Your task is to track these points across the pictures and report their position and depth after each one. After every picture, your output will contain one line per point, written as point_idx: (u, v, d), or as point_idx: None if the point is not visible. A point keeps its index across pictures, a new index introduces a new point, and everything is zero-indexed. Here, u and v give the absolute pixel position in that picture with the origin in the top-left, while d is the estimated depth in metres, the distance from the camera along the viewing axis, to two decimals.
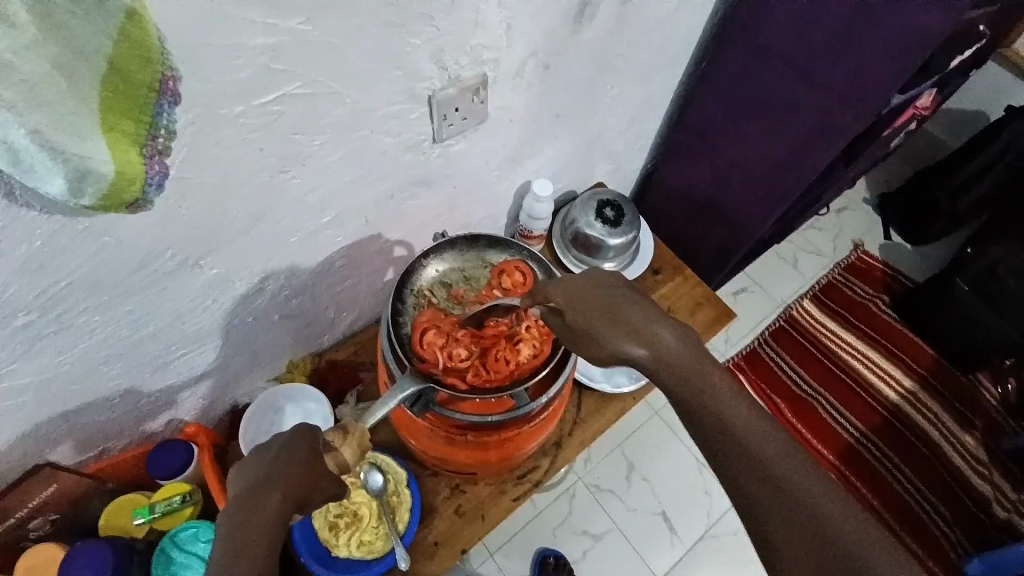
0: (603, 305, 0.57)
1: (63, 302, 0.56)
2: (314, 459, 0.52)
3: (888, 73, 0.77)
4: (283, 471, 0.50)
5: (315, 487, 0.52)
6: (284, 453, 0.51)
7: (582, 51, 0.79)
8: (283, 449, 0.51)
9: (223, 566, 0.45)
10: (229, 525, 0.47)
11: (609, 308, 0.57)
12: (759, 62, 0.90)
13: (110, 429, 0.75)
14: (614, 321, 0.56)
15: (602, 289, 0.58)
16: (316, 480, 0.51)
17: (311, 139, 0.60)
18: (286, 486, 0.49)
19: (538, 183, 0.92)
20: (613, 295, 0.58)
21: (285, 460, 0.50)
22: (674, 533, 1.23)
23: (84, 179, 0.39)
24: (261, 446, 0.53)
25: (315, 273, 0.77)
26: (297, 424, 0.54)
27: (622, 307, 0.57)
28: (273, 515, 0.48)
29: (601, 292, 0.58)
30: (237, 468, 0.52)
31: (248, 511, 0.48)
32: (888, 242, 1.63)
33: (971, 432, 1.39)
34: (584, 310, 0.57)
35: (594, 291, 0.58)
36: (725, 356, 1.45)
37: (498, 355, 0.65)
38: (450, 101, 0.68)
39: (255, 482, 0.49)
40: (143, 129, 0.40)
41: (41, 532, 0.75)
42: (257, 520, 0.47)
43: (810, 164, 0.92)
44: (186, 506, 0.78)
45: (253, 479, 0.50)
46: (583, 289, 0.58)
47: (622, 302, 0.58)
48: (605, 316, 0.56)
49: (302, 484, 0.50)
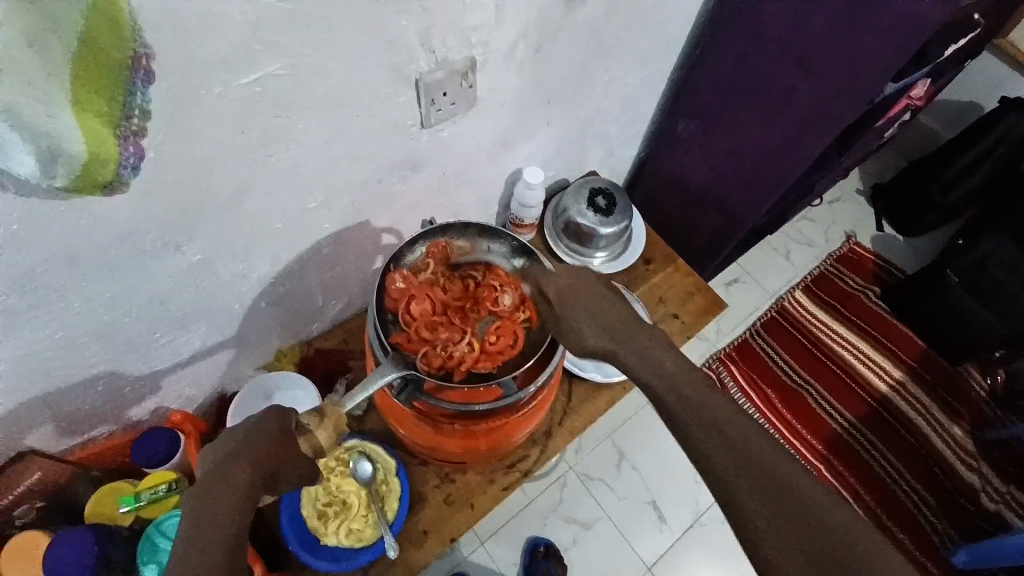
0: (590, 302, 0.57)
1: (44, 286, 0.55)
2: (286, 434, 0.52)
3: (886, 58, 0.75)
4: (253, 444, 0.49)
5: (287, 460, 0.52)
6: (254, 427, 0.51)
7: (574, 34, 0.78)
8: (254, 425, 0.51)
9: (186, 538, 0.45)
10: (195, 497, 0.47)
11: (597, 304, 0.57)
12: (753, 45, 0.88)
13: (94, 414, 0.74)
14: (594, 317, 0.56)
15: (590, 287, 0.59)
16: (288, 454, 0.52)
17: (295, 121, 0.59)
18: (256, 460, 0.49)
19: (529, 170, 0.92)
20: (596, 292, 0.58)
21: (257, 432, 0.50)
22: (663, 521, 1.24)
23: (55, 159, 0.38)
24: (231, 423, 0.53)
25: (301, 260, 0.76)
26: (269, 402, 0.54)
27: (610, 308, 0.57)
28: (243, 486, 0.48)
29: (588, 286, 0.59)
30: (208, 444, 0.52)
31: (214, 483, 0.47)
32: (880, 233, 1.64)
33: (958, 423, 1.41)
34: (575, 303, 0.57)
35: (583, 286, 0.59)
36: (716, 345, 1.45)
37: (463, 357, 0.65)
38: (438, 84, 0.66)
39: (224, 455, 0.49)
40: (115, 108, 0.39)
41: (27, 518, 0.74)
42: (223, 490, 0.47)
43: (800, 154, 0.92)
44: (172, 494, 0.76)
45: (223, 454, 0.50)
46: (574, 285, 0.59)
47: (601, 298, 0.58)
48: (592, 313, 0.56)
49: (273, 456, 0.50)
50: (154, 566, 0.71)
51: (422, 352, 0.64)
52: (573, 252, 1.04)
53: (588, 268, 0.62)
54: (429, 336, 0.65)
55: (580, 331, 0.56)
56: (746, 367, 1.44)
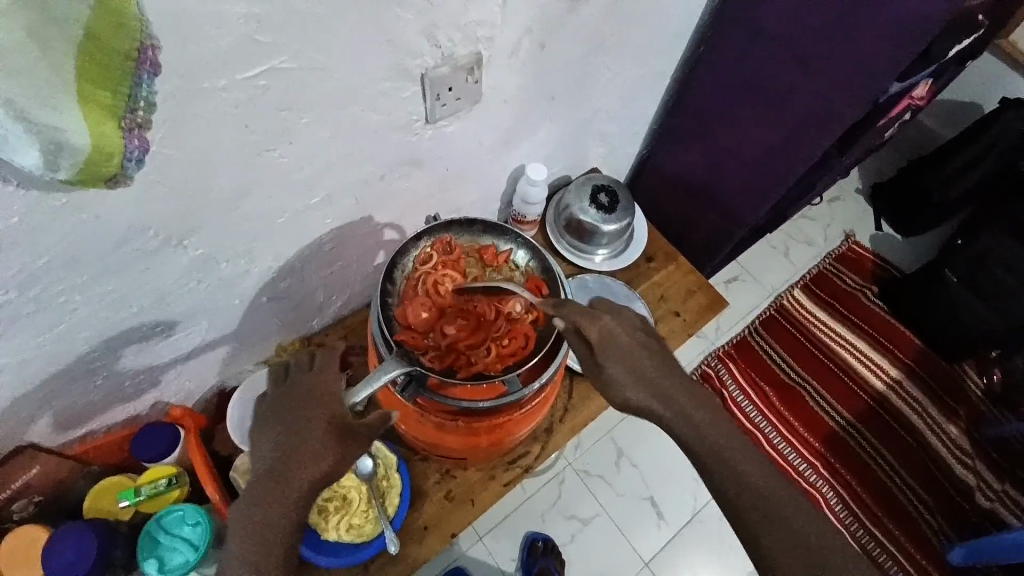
0: (629, 353, 0.61)
1: (42, 280, 0.54)
2: (328, 435, 0.61)
3: (891, 60, 0.75)
4: (306, 452, 0.60)
5: (319, 477, 0.60)
6: (305, 432, 0.60)
7: (579, 30, 0.77)
8: (300, 427, 0.61)
9: (255, 531, 0.56)
10: (253, 506, 0.57)
11: (630, 358, 0.61)
12: (754, 45, 0.88)
13: (94, 410, 0.74)
14: (625, 364, 0.61)
15: (630, 339, 0.62)
16: (319, 462, 0.60)
17: (299, 116, 0.58)
18: (313, 465, 0.59)
19: (531, 167, 0.91)
20: (635, 345, 0.62)
21: (309, 435, 0.60)
22: (661, 517, 1.25)
23: (60, 151, 0.38)
24: (275, 402, 0.64)
25: (303, 255, 0.76)
26: (311, 414, 0.62)
27: (638, 356, 0.61)
28: (300, 489, 0.59)
29: (631, 343, 0.62)
30: (261, 414, 0.64)
31: (271, 492, 0.58)
32: (879, 232, 1.64)
33: (955, 421, 1.42)
34: (622, 358, 0.61)
35: (627, 338, 0.62)
36: (715, 344, 1.46)
37: (469, 355, 0.65)
38: (442, 80, 0.66)
39: (284, 450, 0.60)
40: (121, 102, 0.39)
41: (24, 513, 0.73)
42: (284, 496, 0.58)
43: (803, 153, 0.92)
44: (172, 489, 0.76)
45: (280, 453, 0.60)
46: (619, 339, 0.61)
47: (640, 352, 0.62)
48: (627, 364, 0.61)
49: (316, 469, 0.60)
50: (154, 561, 0.70)
51: (426, 350, 0.64)
52: (575, 250, 1.04)
53: (628, 315, 0.64)
54: (436, 330, 0.65)
55: (621, 386, 0.60)
56: (745, 365, 1.44)
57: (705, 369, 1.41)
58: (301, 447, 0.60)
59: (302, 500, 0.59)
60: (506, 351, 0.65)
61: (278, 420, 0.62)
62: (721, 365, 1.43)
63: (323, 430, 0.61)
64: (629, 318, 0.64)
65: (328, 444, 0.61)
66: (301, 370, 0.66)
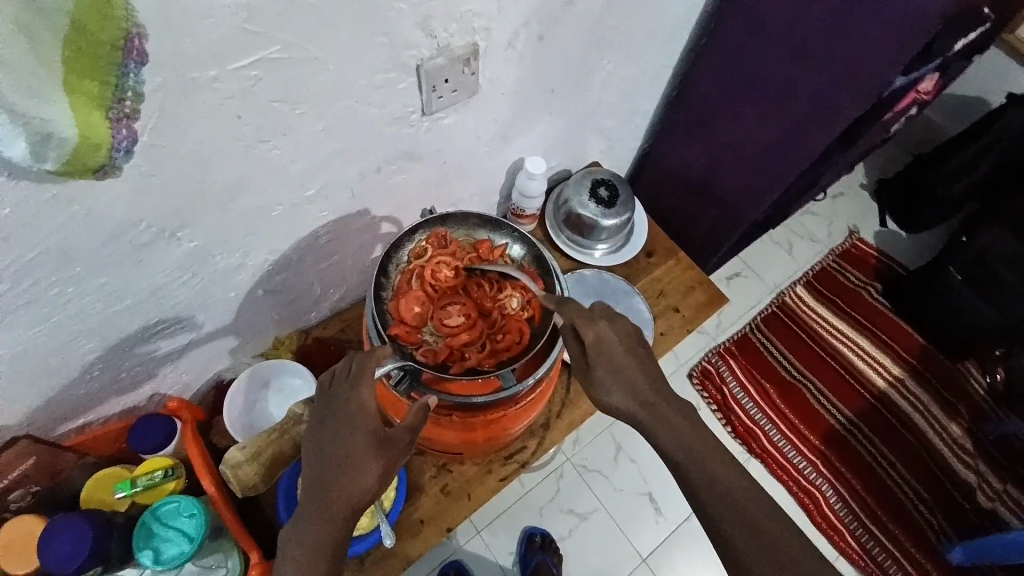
0: (619, 362, 0.61)
1: (35, 272, 0.54)
2: (370, 445, 0.56)
3: (890, 54, 0.74)
4: (348, 464, 0.56)
5: (360, 489, 0.56)
6: (345, 440, 0.56)
7: (577, 22, 0.76)
8: (343, 434, 0.56)
9: (301, 547, 0.54)
10: (297, 519, 0.56)
11: (620, 368, 0.61)
12: (754, 37, 0.88)
13: (91, 402, 0.74)
14: (613, 371, 0.61)
15: (623, 348, 0.62)
16: (360, 474, 0.56)
17: (292, 108, 0.58)
18: (354, 479, 0.55)
19: (530, 161, 0.90)
20: (625, 352, 0.62)
21: (348, 445, 0.56)
22: (659, 513, 1.24)
23: (46, 142, 0.38)
24: (324, 400, 0.59)
25: (299, 249, 0.75)
26: (353, 420, 0.57)
27: (629, 366, 0.61)
28: (344, 503, 0.55)
29: (624, 353, 0.62)
30: (312, 413, 0.60)
31: (314, 507, 0.55)
32: (883, 229, 1.63)
33: (956, 419, 1.41)
34: (611, 364, 0.61)
35: (619, 346, 0.62)
36: (716, 339, 1.45)
37: (464, 349, 0.64)
38: (439, 72, 0.65)
39: (327, 462, 0.56)
40: (108, 91, 0.39)
41: (22, 503, 0.73)
42: (327, 510, 0.55)
43: (802, 149, 0.91)
44: (169, 480, 0.76)
45: (325, 465, 0.56)
46: (611, 346, 0.61)
47: (630, 362, 0.62)
48: (614, 372, 0.61)
49: (356, 483, 0.55)
50: (150, 552, 0.71)
51: (420, 344, 0.64)
52: (574, 245, 1.03)
53: (624, 324, 0.64)
54: (430, 325, 0.65)
55: (608, 391, 0.61)
56: (745, 362, 1.43)
57: (705, 366, 1.41)
58: (349, 471, 0.55)
59: (345, 524, 0.56)
60: (500, 346, 0.65)
61: (324, 438, 0.57)
62: (721, 361, 1.42)
63: (365, 439, 0.56)
64: (626, 324, 0.64)
65: (370, 454, 0.56)
66: (340, 378, 0.59)
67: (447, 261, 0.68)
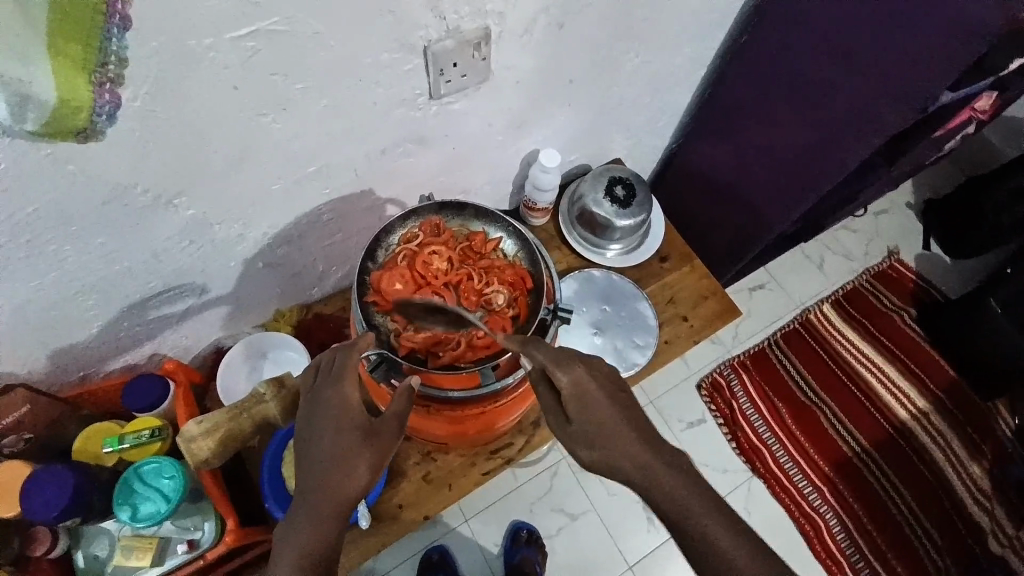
0: (597, 411, 0.55)
1: (32, 228, 0.55)
2: (364, 437, 0.54)
3: (940, 63, 0.69)
4: (340, 459, 0.53)
5: (353, 486, 0.53)
6: (336, 434, 0.54)
7: (602, 11, 0.73)
8: (331, 427, 0.54)
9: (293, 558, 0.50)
10: (289, 525, 0.52)
11: (599, 416, 0.55)
12: (795, 37, 0.82)
13: (91, 357, 0.76)
14: (592, 423, 0.55)
15: (598, 396, 0.55)
16: (354, 469, 0.53)
17: (292, 83, 0.56)
18: (348, 474, 0.53)
19: (545, 153, 0.87)
20: (608, 396, 0.56)
21: (339, 439, 0.54)
22: (651, 522, 1.22)
23: (25, 104, 0.38)
24: (309, 395, 0.57)
25: (301, 224, 0.75)
26: (343, 412, 0.55)
27: (606, 413, 0.55)
28: (337, 503, 0.53)
29: (601, 400, 0.55)
30: (298, 411, 0.57)
31: (307, 512, 0.52)
32: (926, 251, 1.54)
33: (979, 460, 1.33)
34: (588, 415, 0.55)
35: (596, 391, 0.56)
36: (731, 351, 1.40)
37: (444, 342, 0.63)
38: (448, 55, 0.63)
39: (320, 458, 0.53)
40: (93, 55, 0.39)
41: (14, 447, 0.74)
42: (322, 512, 0.52)
43: (840, 157, 0.86)
44: (154, 441, 0.78)
45: (319, 463, 0.53)
46: (590, 389, 0.55)
47: (608, 408, 0.55)
48: (594, 424, 0.55)
49: (349, 479, 0.53)
50: (128, 509, 0.73)
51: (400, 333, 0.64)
52: (586, 243, 1.00)
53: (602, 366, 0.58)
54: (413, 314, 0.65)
55: (586, 446, 0.55)
56: (759, 378, 1.38)
57: (716, 378, 1.37)
58: (342, 467, 0.53)
59: (339, 523, 0.53)
60: (479, 343, 0.63)
61: (313, 435, 0.54)
62: (734, 375, 1.38)
63: (358, 433, 0.54)
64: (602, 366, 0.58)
65: (362, 450, 0.54)
66: (326, 372, 0.57)
67: (438, 249, 0.67)
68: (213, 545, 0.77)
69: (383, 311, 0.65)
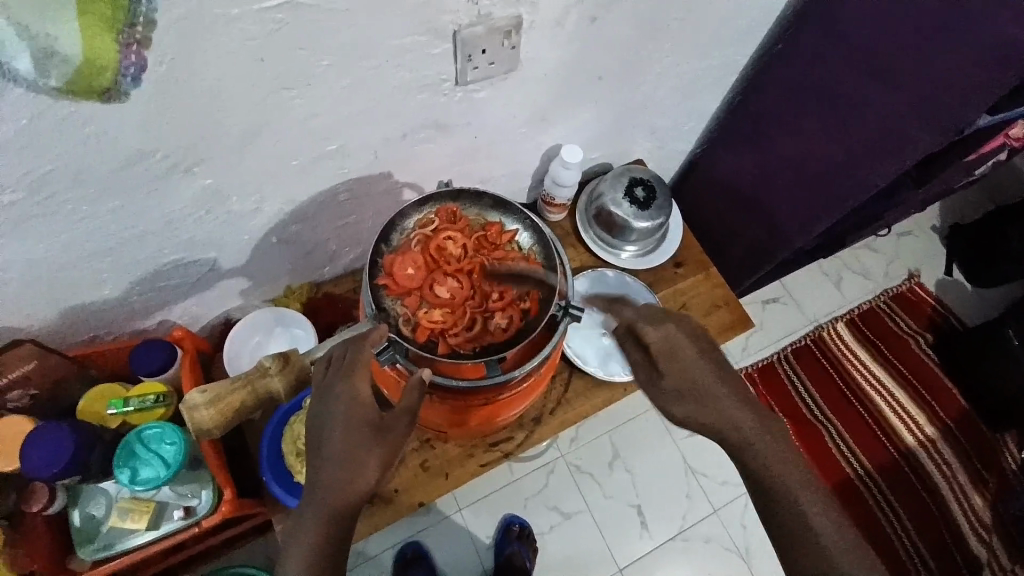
0: (692, 369, 0.55)
1: (49, 187, 0.55)
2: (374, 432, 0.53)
3: (983, 82, 0.67)
4: (349, 453, 0.52)
5: (362, 481, 0.52)
6: (346, 427, 0.53)
7: (636, 8, 0.71)
8: (340, 420, 0.53)
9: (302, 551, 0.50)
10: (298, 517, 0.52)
11: (689, 375, 0.55)
12: (830, 48, 0.79)
13: (101, 319, 0.77)
14: (682, 380, 0.55)
15: (691, 352, 0.56)
16: (363, 464, 0.52)
17: (318, 58, 0.56)
18: (355, 470, 0.52)
19: (567, 148, 0.86)
20: (700, 355, 0.56)
21: (349, 431, 0.53)
22: (645, 528, 1.21)
23: (49, 59, 0.44)
24: (320, 388, 0.56)
25: (317, 203, 0.75)
26: (352, 407, 0.54)
27: (698, 372, 0.55)
28: (347, 497, 0.52)
29: (695, 358, 0.56)
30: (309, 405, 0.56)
31: (316, 505, 0.51)
32: (947, 277, 1.51)
33: (983, 492, 1.30)
34: (682, 372, 0.55)
35: (689, 350, 0.56)
36: (740, 363, 1.39)
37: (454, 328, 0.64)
38: (476, 42, 0.62)
39: (328, 452, 0.52)
40: (119, 16, 0.44)
41: (20, 403, 0.76)
42: (329, 504, 0.51)
43: (868, 173, 0.84)
44: (158, 407, 0.79)
45: (327, 458, 0.52)
46: (681, 345, 0.56)
47: (701, 366, 0.55)
48: (686, 380, 0.55)
49: (358, 473, 0.52)
50: (127, 471, 0.74)
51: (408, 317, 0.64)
52: (601, 243, 0.99)
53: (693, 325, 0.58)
54: (424, 298, 0.65)
55: (677, 403, 0.55)
56: (766, 392, 1.37)
57: None
58: (351, 462, 0.52)
59: (346, 515, 0.52)
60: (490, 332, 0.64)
61: (324, 427, 0.53)
62: None
63: (367, 427, 0.53)
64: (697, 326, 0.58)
65: (371, 446, 0.53)
66: (338, 365, 0.56)
67: (452, 236, 0.67)
68: (208, 515, 0.77)
69: (392, 294, 0.65)
